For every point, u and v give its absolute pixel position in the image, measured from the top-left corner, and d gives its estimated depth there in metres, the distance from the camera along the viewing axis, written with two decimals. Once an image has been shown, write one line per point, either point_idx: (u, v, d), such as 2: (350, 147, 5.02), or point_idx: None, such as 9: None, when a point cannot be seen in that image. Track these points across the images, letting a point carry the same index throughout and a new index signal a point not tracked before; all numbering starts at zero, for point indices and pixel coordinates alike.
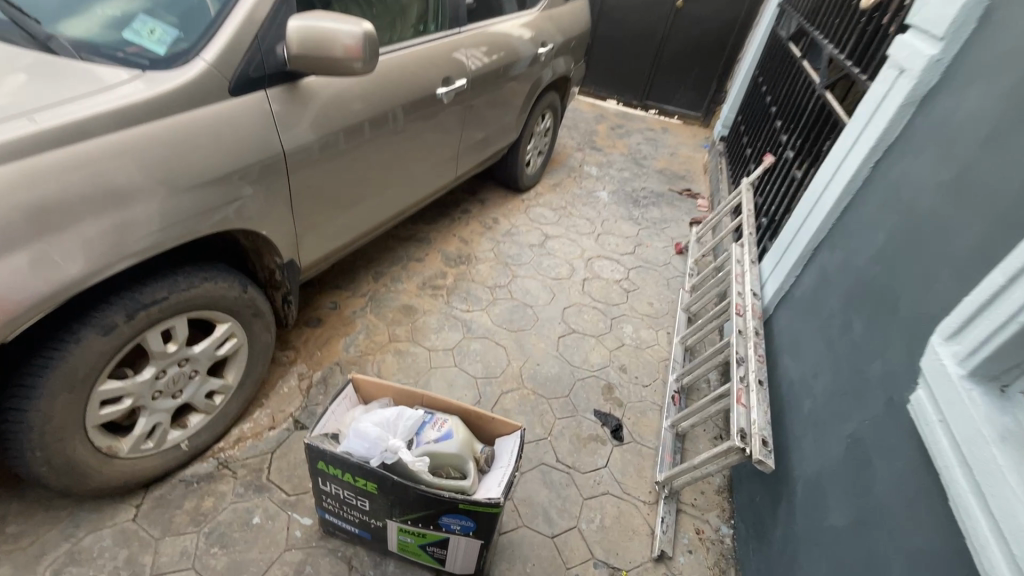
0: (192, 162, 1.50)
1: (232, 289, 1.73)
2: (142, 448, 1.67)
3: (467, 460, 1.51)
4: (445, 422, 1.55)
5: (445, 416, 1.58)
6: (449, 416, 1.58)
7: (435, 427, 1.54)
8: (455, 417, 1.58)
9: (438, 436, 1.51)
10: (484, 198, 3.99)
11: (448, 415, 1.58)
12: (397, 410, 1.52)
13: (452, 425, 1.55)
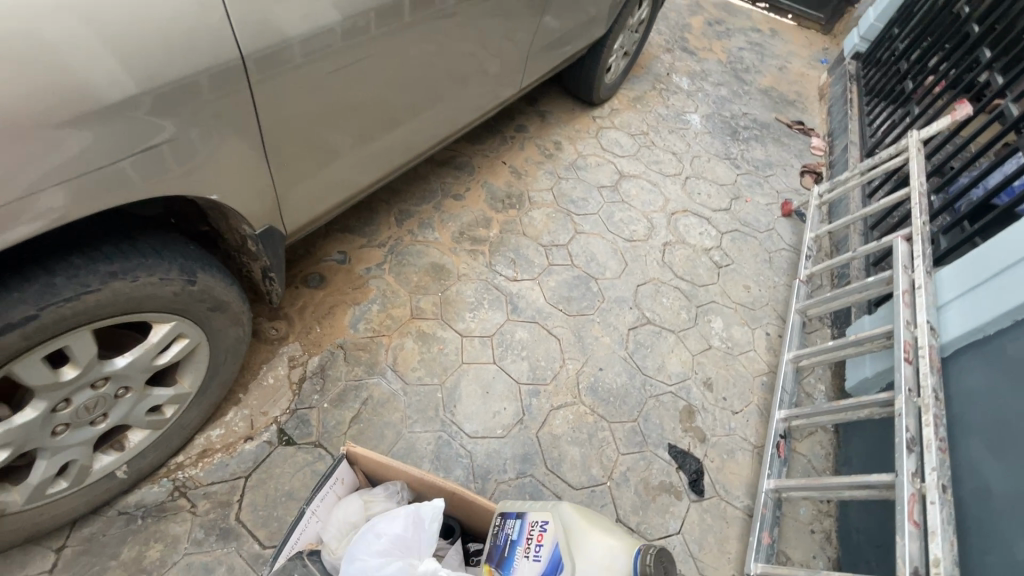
0: (58, 82, 0.80)
1: (168, 284, 1.10)
2: (50, 492, 1.18)
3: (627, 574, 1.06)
4: (545, 540, 1.11)
5: (545, 520, 1.14)
6: (550, 525, 1.12)
7: (530, 552, 1.12)
8: (562, 522, 1.12)
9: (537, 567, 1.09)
10: (545, 112, 3.09)
11: (552, 523, 1.12)
12: (412, 516, 1.11)
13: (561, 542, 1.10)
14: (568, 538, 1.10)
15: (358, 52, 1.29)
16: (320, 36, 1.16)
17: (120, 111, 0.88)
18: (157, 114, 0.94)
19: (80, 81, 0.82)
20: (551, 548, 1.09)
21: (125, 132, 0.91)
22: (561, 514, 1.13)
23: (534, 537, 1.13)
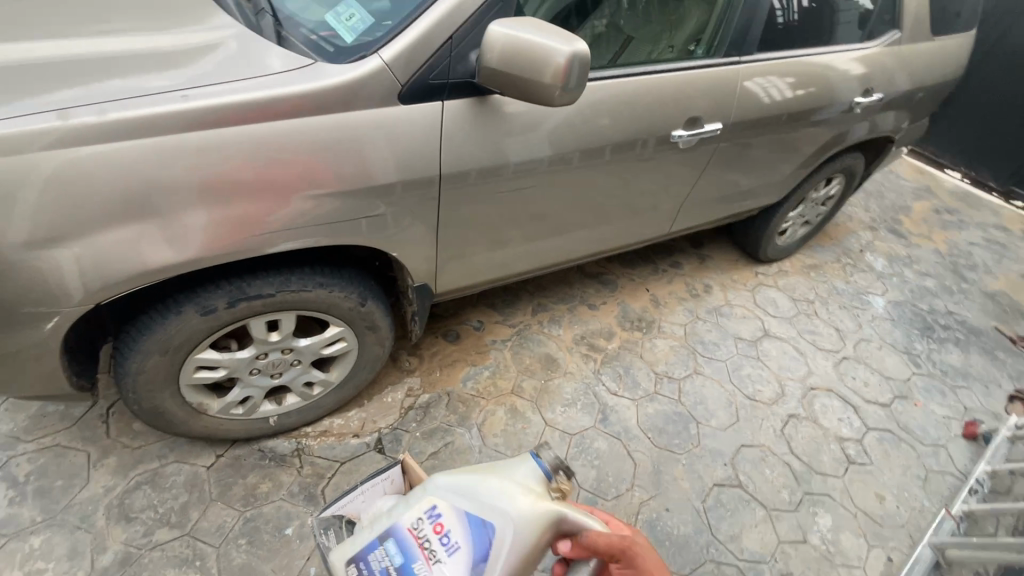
0: (333, 169, 1.34)
1: (346, 301, 1.60)
2: (231, 412, 1.71)
3: (532, 486, 1.14)
4: (444, 524, 1.16)
5: (432, 510, 1.18)
6: (437, 507, 1.17)
7: (438, 537, 1.15)
8: (446, 497, 1.17)
9: (466, 541, 1.12)
10: (706, 256, 3.25)
11: (440, 504, 1.17)
12: None
13: (464, 502, 1.15)
14: (465, 498, 1.15)
15: (532, 181, 1.72)
16: (506, 167, 1.62)
17: (358, 192, 1.40)
18: (380, 199, 1.45)
19: (349, 172, 1.37)
20: (458, 518, 1.15)
21: (356, 205, 1.42)
22: (433, 495, 1.19)
23: (436, 533, 1.16)
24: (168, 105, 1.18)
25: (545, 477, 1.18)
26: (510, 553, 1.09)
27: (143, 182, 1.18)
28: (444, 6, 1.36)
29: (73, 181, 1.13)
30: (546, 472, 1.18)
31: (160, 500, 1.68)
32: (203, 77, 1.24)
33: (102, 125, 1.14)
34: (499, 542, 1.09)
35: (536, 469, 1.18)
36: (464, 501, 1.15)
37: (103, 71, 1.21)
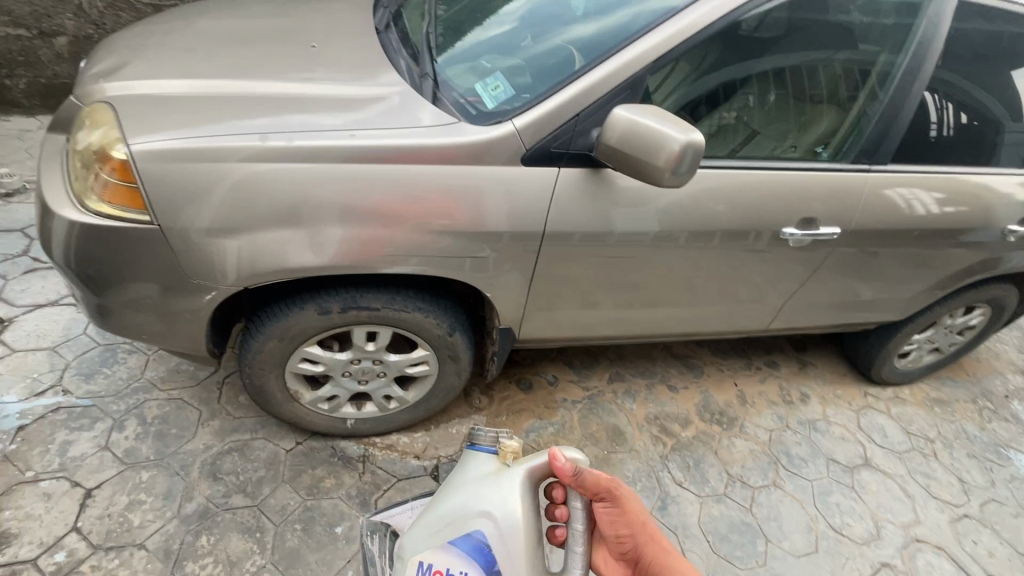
0: (453, 211, 1.52)
1: (438, 327, 1.74)
2: (318, 406, 1.90)
3: (490, 475, 1.23)
4: (439, 565, 1.18)
5: (426, 559, 1.20)
6: (424, 559, 1.20)
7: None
8: (424, 544, 1.22)
9: (466, 564, 1.16)
10: (809, 362, 3.01)
11: (425, 556, 1.20)
12: None
13: (446, 532, 1.20)
14: (444, 529, 1.21)
15: (630, 251, 1.78)
16: (607, 234, 1.70)
17: (469, 234, 1.57)
18: (486, 243, 1.60)
19: (465, 215, 1.54)
20: (444, 552, 1.19)
21: (465, 244, 1.58)
22: (414, 553, 1.22)
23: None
24: (338, 141, 1.45)
25: (494, 457, 1.27)
26: (503, 537, 1.15)
27: (303, 198, 1.44)
28: (576, 88, 1.53)
29: (256, 188, 1.41)
30: (489, 449, 1.27)
31: (243, 468, 1.88)
32: (369, 121, 1.50)
33: (288, 150, 1.43)
34: (491, 537, 1.16)
35: (483, 455, 1.27)
36: (442, 535, 1.20)
37: (299, 108, 1.52)
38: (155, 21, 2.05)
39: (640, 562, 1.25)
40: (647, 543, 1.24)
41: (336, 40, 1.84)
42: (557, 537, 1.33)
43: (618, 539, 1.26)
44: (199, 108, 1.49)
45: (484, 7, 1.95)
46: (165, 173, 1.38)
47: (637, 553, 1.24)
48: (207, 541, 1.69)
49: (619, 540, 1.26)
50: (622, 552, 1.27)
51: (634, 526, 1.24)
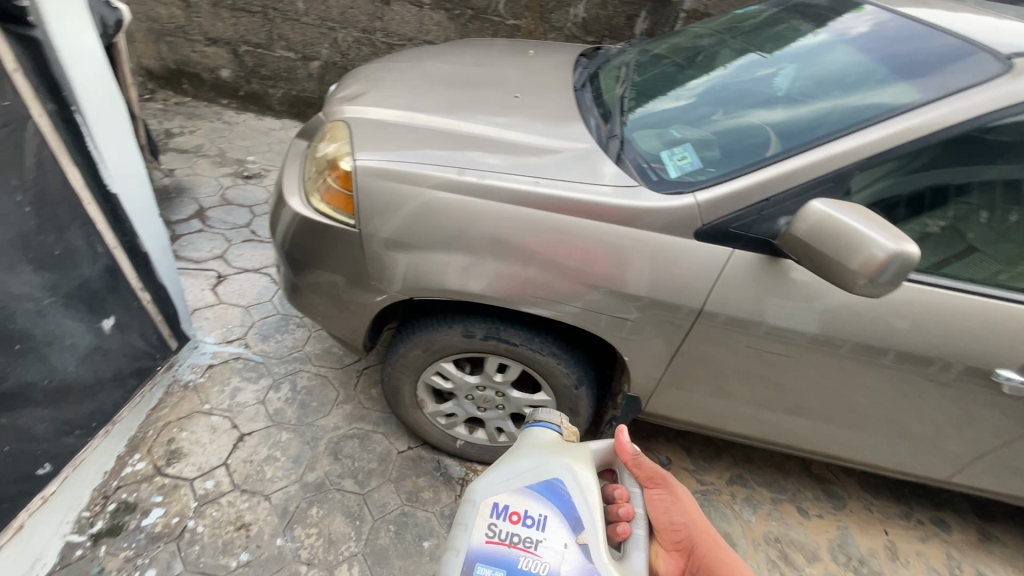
0: (611, 270, 1.53)
1: (566, 378, 1.74)
2: (436, 419, 1.99)
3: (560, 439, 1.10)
4: (517, 510, 0.96)
5: (498, 505, 0.97)
6: (500, 501, 0.98)
7: (523, 523, 0.95)
8: (497, 487, 1.00)
9: (550, 507, 0.97)
10: (995, 536, 2.41)
11: (500, 496, 0.98)
12: None
13: (520, 478, 1.01)
14: (516, 476, 1.01)
15: (793, 353, 1.60)
16: (770, 330, 1.55)
17: (622, 295, 1.55)
18: (637, 308, 1.57)
19: (622, 276, 1.53)
20: (524, 494, 0.98)
21: (615, 305, 1.57)
22: (483, 496, 0.99)
23: (517, 524, 0.95)
24: (523, 185, 1.55)
25: (557, 432, 1.13)
26: (587, 490, 0.99)
27: (480, 231, 1.55)
28: (769, 174, 1.48)
29: (443, 214, 1.57)
30: (552, 423, 1.13)
31: (360, 456, 2.03)
32: (555, 171, 1.59)
33: (478, 186, 1.56)
34: (573, 487, 0.99)
35: (547, 427, 1.12)
36: (520, 478, 1.01)
37: (495, 150, 1.66)
38: (391, 60, 2.43)
39: (702, 559, 1.08)
40: (706, 535, 1.11)
41: (535, 93, 2.01)
42: (619, 536, 1.03)
43: (676, 537, 1.11)
44: (413, 138, 1.71)
45: (681, 78, 1.98)
46: (376, 187, 1.59)
47: (698, 549, 1.09)
48: (316, 514, 1.83)
49: (676, 539, 1.11)
50: (679, 555, 1.10)
51: (694, 516, 1.12)
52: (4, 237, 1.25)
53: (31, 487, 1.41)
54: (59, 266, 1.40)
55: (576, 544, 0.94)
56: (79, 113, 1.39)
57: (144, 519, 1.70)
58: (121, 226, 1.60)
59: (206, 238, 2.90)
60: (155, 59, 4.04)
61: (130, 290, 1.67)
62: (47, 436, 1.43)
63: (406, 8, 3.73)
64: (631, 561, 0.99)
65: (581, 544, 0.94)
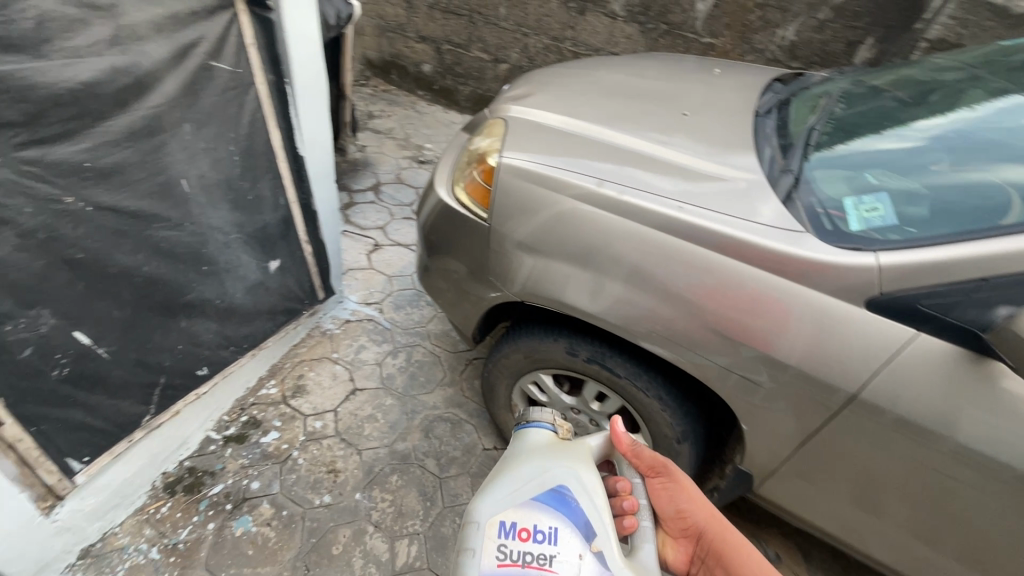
0: (746, 321, 1.31)
1: (668, 428, 1.55)
2: None
3: (556, 441, 1.02)
4: (526, 527, 0.88)
5: (505, 523, 0.89)
6: (508, 520, 0.89)
7: (535, 542, 0.87)
8: (502, 504, 0.91)
9: (560, 518, 0.90)
10: None
11: (506, 514, 0.90)
12: None
13: (523, 491, 0.92)
14: (518, 489, 0.92)
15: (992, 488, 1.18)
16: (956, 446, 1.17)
17: (754, 353, 1.32)
18: (769, 374, 1.32)
19: (758, 333, 1.30)
20: (531, 507, 0.90)
21: (743, 362, 1.35)
22: (487, 515, 0.90)
23: (528, 542, 0.87)
24: (663, 208, 1.40)
25: (553, 431, 1.05)
26: (593, 494, 0.94)
27: (605, 248, 1.46)
28: (994, 248, 1.14)
29: (571, 223, 1.50)
30: (547, 423, 1.05)
31: (447, 441, 2.09)
32: (704, 199, 1.42)
33: (614, 200, 1.46)
34: (579, 492, 0.93)
35: (542, 428, 1.03)
36: (522, 491, 0.92)
37: (643, 166, 1.54)
38: (567, 66, 2.44)
39: (711, 546, 1.02)
40: (715, 521, 1.05)
41: (707, 113, 1.83)
42: (625, 531, 0.97)
43: (683, 524, 1.05)
44: (562, 142, 1.68)
45: (896, 116, 1.63)
46: (513, 186, 1.59)
47: (707, 534, 1.03)
48: (395, 482, 1.92)
49: (683, 527, 1.05)
50: (687, 541, 1.05)
51: (701, 501, 1.05)
52: (214, 177, 1.52)
53: (190, 382, 1.71)
54: (248, 209, 1.67)
55: (590, 554, 0.88)
56: (289, 84, 1.64)
57: (263, 437, 1.96)
58: (301, 185, 1.85)
59: (374, 210, 3.26)
60: (375, 51, 4.66)
61: (297, 240, 1.93)
62: (210, 345, 1.72)
63: (599, 19, 3.74)
64: (641, 554, 0.94)
65: (595, 552, 0.88)
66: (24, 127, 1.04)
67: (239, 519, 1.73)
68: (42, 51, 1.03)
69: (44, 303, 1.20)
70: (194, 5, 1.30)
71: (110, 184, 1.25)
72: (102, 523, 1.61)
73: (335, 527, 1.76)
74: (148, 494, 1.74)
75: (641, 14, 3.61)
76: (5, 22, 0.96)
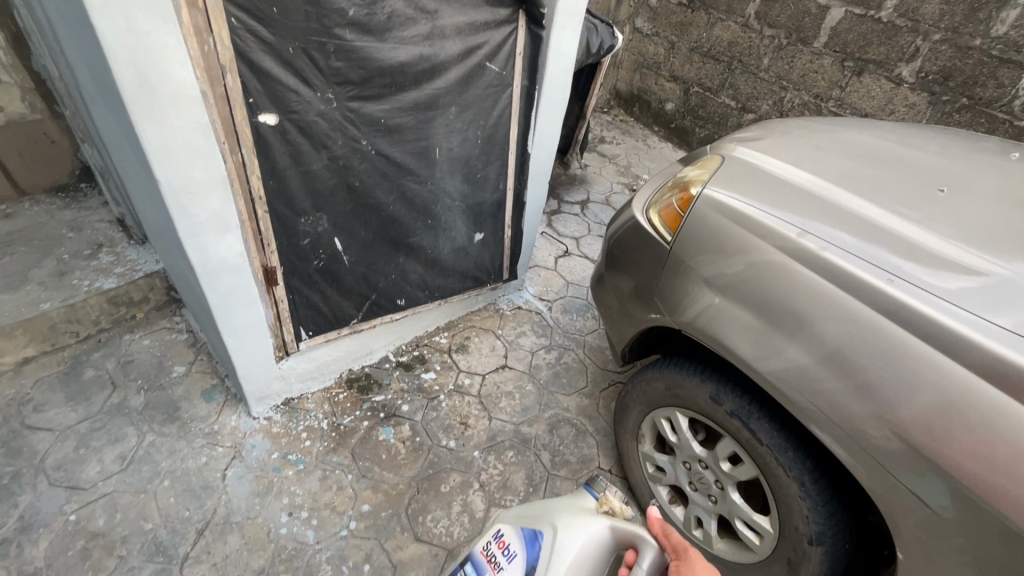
0: (936, 431, 1.09)
1: (800, 521, 1.35)
2: (645, 463, 1.89)
3: (575, 511, 1.10)
4: (505, 540, 1.13)
5: (498, 531, 1.17)
6: (503, 531, 1.15)
7: (499, 554, 1.13)
8: (515, 517, 1.18)
9: (525, 553, 1.08)
10: None
11: (507, 524, 1.17)
12: None
13: (524, 522, 1.15)
14: (526, 517, 1.16)
15: None
16: None
17: (934, 470, 1.09)
18: (949, 503, 1.07)
19: (948, 448, 1.07)
20: (516, 531, 1.13)
21: (918, 476, 1.12)
22: (503, 519, 1.20)
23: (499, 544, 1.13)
24: (871, 277, 1.22)
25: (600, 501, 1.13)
26: (560, 561, 1.02)
27: (786, 303, 1.33)
28: None
29: (753, 264, 1.41)
30: (597, 490, 1.15)
31: (567, 443, 2.15)
32: (930, 281, 1.19)
33: (812, 256, 1.31)
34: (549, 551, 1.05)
35: (593, 494, 1.15)
36: (525, 520, 1.15)
37: (862, 230, 1.36)
38: (814, 120, 2.27)
39: None
40: None
41: (975, 197, 1.54)
42: None
43: None
44: (773, 188, 1.59)
45: None
46: (705, 217, 1.54)
47: None
48: (509, 457, 2.07)
49: None
50: None
51: None
52: (459, 153, 1.87)
53: (390, 307, 2.13)
54: (474, 184, 2.01)
55: None
56: (538, 91, 1.93)
57: (423, 374, 2.31)
58: (521, 177, 2.14)
59: (577, 221, 3.50)
60: (627, 83, 4.95)
61: (501, 222, 2.23)
62: (412, 284, 2.11)
63: (880, 82, 3.34)
64: None
65: None
66: (356, 86, 1.47)
67: (385, 427, 2.08)
68: (384, 36, 1.44)
69: (325, 211, 1.66)
70: (489, 17, 1.64)
71: (390, 138, 1.66)
72: (303, 385, 2.11)
73: (449, 470, 1.99)
74: (335, 380, 2.21)
75: (936, 83, 3.12)
76: (371, 14, 1.38)
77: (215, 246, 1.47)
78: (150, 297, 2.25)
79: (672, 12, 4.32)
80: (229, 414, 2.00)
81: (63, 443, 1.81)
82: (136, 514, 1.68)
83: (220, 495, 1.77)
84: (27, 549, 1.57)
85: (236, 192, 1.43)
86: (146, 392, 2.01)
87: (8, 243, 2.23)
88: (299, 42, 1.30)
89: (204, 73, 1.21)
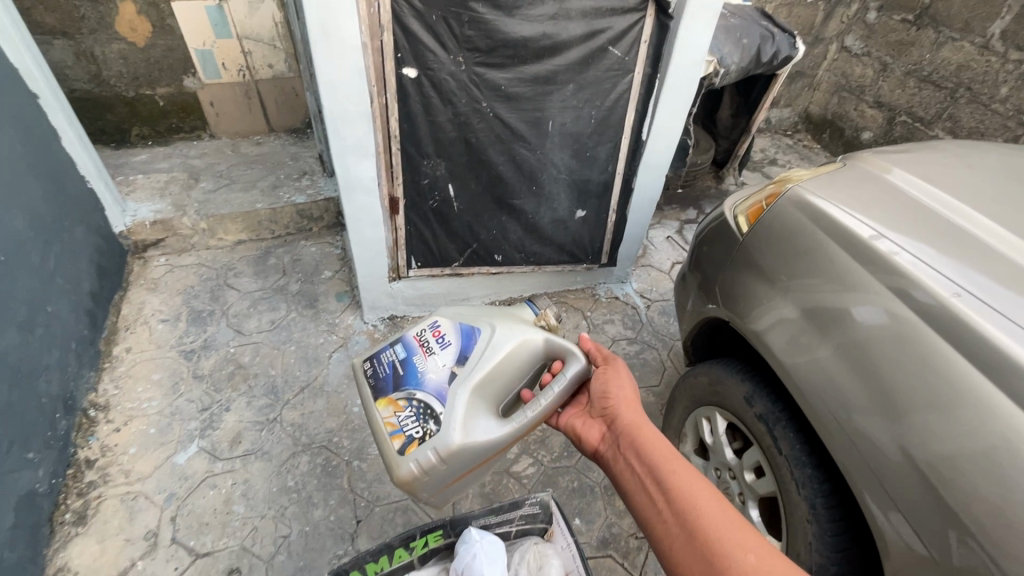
0: (958, 465, 0.96)
1: (803, 547, 1.23)
2: None
3: (516, 323, 1.29)
4: (441, 329, 1.30)
5: (434, 322, 1.32)
6: (439, 323, 1.31)
7: (433, 343, 1.29)
8: (454, 314, 1.33)
9: (461, 343, 1.26)
10: None
11: (445, 318, 1.32)
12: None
13: (465, 321, 1.30)
14: (466, 318, 1.30)
15: None
16: None
17: (945, 507, 0.96)
18: (954, 549, 0.94)
19: (967, 485, 0.94)
20: (456, 326, 1.29)
21: (925, 514, 0.99)
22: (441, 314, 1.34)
23: (437, 333, 1.30)
24: (938, 289, 1.09)
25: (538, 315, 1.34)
26: (493, 356, 1.22)
27: (835, 304, 1.23)
28: None
29: (813, 260, 1.33)
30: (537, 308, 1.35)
31: None
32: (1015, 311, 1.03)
33: (879, 258, 1.20)
34: (485, 349, 1.23)
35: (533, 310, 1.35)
36: (464, 318, 1.30)
37: (960, 248, 1.19)
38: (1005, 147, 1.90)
39: (624, 427, 1.21)
40: (634, 414, 1.23)
41: None
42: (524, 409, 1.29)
43: (604, 405, 1.27)
44: (880, 196, 1.43)
45: None
46: (782, 210, 1.47)
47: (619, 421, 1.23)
48: None
49: (604, 407, 1.27)
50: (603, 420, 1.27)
51: (630, 398, 1.27)
52: (571, 129, 2.04)
53: (489, 260, 2.40)
54: (583, 161, 2.16)
55: (450, 370, 1.24)
56: (659, 79, 2.00)
57: None
58: (632, 162, 2.23)
59: None
60: (821, 107, 4.41)
61: (606, 204, 2.33)
62: (511, 244, 2.36)
63: None
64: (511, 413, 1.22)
65: (454, 372, 1.23)
66: (483, 53, 1.76)
67: None
68: (512, 12, 1.69)
69: (444, 158, 1.99)
70: (616, 4, 1.78)
71: (508, 105, 1.91)
72: (406, 309, 2.52)
73: None
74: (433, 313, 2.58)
75: None
76: None
77: (356, 168, 1.91)
78: (324, 217, 2.88)
79: (892, 29, 3.74)
80: (349, 314, 2.50)
81: (242, 301, 2.49)
82: (268, 361, 2.25)
83: (323, 368, 2.25)
84: (202, 360, 2.22)
85: (378, 127, 1.84)
86: (301, 283, 2.62)
87: (252, 160, 3.09)
88: (441, 12, 1.63)
89: (368, 29, 1.61)
